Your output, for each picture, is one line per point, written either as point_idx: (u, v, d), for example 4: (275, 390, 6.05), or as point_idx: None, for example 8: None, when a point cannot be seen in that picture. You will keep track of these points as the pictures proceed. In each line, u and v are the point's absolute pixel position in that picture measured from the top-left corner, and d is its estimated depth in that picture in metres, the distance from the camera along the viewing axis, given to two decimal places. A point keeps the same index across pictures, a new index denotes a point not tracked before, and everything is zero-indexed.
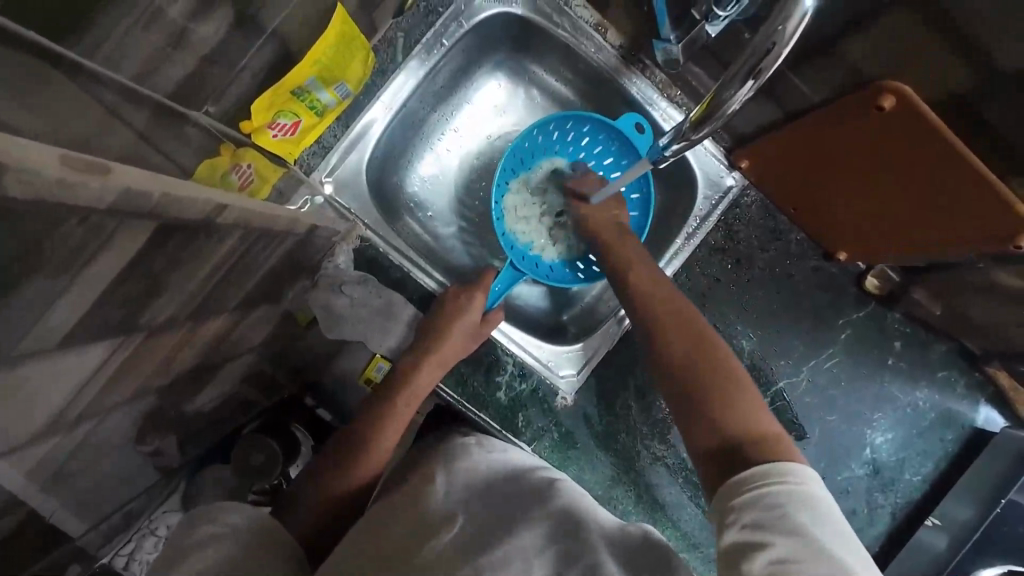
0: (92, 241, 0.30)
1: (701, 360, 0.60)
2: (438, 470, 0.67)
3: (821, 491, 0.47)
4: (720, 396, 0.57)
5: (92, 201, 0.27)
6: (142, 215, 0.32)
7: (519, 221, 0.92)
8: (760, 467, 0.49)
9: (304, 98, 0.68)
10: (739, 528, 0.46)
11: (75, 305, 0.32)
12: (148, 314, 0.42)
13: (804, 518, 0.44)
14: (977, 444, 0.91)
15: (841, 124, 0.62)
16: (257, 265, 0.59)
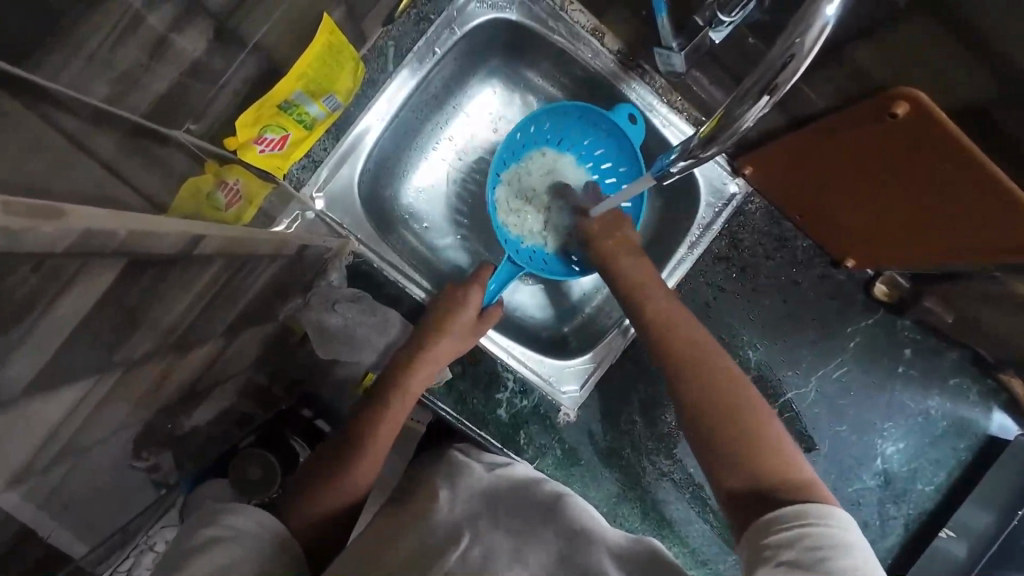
0: (48, 286, 0.27)
1: (724, 408, 0.62)
2: (439, 487, 0.65)
3: (853, 534, 0.49)
4: (749, 444, 0.59)
5: (42, 246, 0.25)
6: (105, 255, 0.30)
7: (512, 212, 0.89)
8: (794, 507, 0.52)
9: (291, 112, 0.66)
10: (774, 565, 0.48)
11: (36, 352, 0.30)
12: (124, 351, 0.40)
13: (841, 561, 0.46)
14: (990, 452, 0.89)
15: (844, 127, 0.60)
16: (245, 287, 0.56)
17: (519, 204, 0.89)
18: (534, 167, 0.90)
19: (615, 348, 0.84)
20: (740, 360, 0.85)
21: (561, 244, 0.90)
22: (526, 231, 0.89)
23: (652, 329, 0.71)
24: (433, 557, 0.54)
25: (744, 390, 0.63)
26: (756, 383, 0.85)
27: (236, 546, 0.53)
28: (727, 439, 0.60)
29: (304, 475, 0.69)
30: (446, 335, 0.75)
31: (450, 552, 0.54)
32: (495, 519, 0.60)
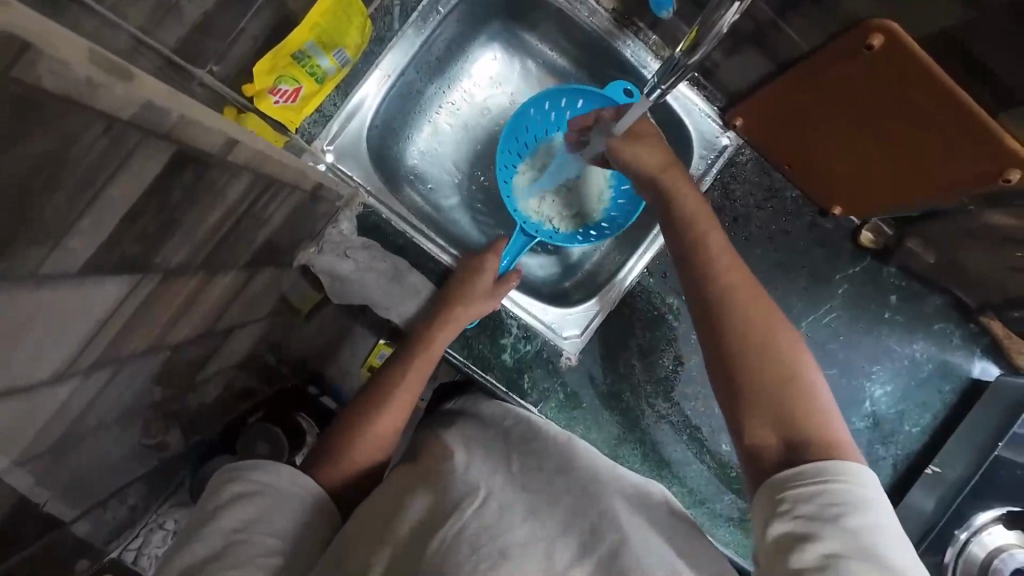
0: (114, 152, 0.30)
1: (763, 338, 0.57)
2: (456, 450, 0.65)
3: (872, 487, 0.48)
4: (777, 382, 0.55)
5: (114, 106, 0.28)
6: (161, 133, 0.33)
7: (528, 198, 0.93)
8: (814, 466, 0.50)
9: (303, 63, 0.69)
10: (787, 522, 0.48)
11: (93, 228, 0.33)
12: (162, 255, 0.43)
13: (858, 517, 0.46)
14: (974, 394, 0.93)
15: (832, 65, 0.64)
16: (264, 222, 0.59)
17: (536, 189, 0.94)
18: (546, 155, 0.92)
19: (612, 297, 0.88)
20: None
21: (576, 220, 0.95)
22: (544, 214, 0.94)
23: (691, 249, 0.65)
24: (449, 510, 0.56)
25: (777, 321, 0.58)
26: None
27: (260, 503, 0.58)
28: (770, 382, 0.55)
29: (329, 438, 0.72)
30: (467, 303, 0.80)
31: (466, 507, 0.56)
32: (510, 476, 0.61)
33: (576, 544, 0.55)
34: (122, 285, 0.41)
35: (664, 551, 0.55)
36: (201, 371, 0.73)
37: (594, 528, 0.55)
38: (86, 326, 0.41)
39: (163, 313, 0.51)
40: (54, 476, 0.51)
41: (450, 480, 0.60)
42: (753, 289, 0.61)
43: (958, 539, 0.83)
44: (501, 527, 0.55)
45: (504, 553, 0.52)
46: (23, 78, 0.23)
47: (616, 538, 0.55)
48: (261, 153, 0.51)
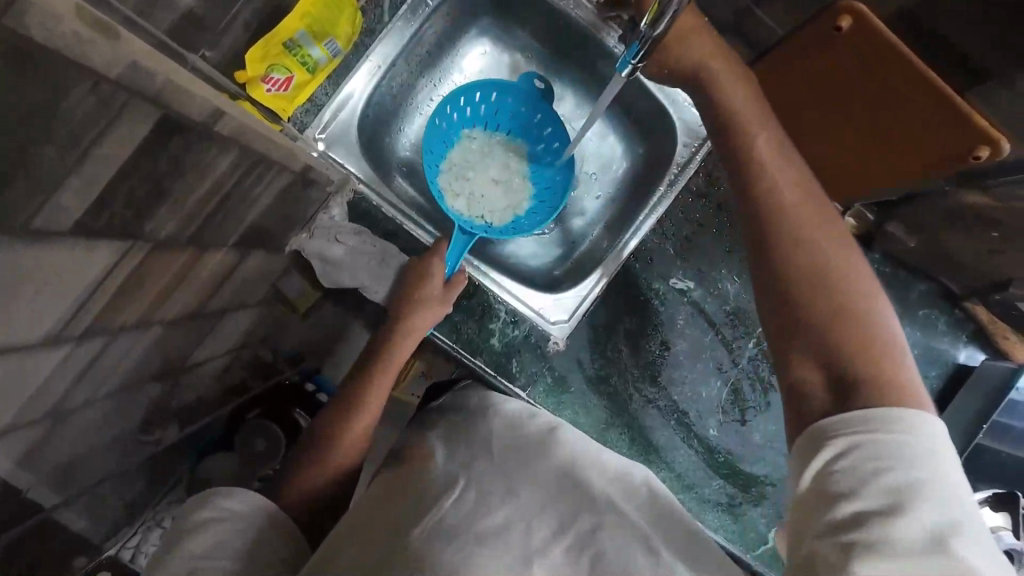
0: (103, 112, 0.32)
1: (825, 276, 0.49)
2: (437, 446, 0.66)
3: (929, 436, 0.42)
4: (838, 325, 0.47)
5: (102, 64, 0.30)
6: (149, 97, 0.35)
7: (458, 198, 0.92)
8: (865, 413, 0.44)
9: (295, 53, 0.73)
10: (830, 474, 0.44)
11: (84, 187, 0.35)
12: (153, 223, 0.45)
13: (912, 469, 0.42)
14: (960, 380, 0.93)
15: (798, 51, 0.66)
16: (254, 202, 0.61)
17: (465, 187, 0.92)
18: (466, 152, 0.93)
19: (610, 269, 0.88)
20: (720, 293, 0.91)
21: (508, 213, 0.94)
22: (477, 211, 0.92)
23: (738, 162, 0.55)
24: (429, 503, 0.56)
25: (842, 259, 0.50)
26: (733, 314, 0.91)
27: (223, 527, 0.57)
28: (829, 314, 0.48)
29: (319, 429, 0.74)
30: (423, 311, 0.80)
31: (444, 499, 0.57)
32: (490, 462, 0.62)
33: (553, 524, 0.56)
34: (114, 252, 0.43)
35: (632, 543, 0.56)
36: (193, 354, 0.74)
37: (572, 516, 0.57)
38: (79, 291, 0.42)
39: (153, 286, 0.52)
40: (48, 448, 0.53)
41: (428, 475, 0.61)
42: (811, 206, 0.53)
43: None
44: (478, 517, 0.55)
45: (482, 538, 0.53)
46: (15, 28, 0.25)
47: (591, 524, 0.56)
48: (251, 130, 0.53)
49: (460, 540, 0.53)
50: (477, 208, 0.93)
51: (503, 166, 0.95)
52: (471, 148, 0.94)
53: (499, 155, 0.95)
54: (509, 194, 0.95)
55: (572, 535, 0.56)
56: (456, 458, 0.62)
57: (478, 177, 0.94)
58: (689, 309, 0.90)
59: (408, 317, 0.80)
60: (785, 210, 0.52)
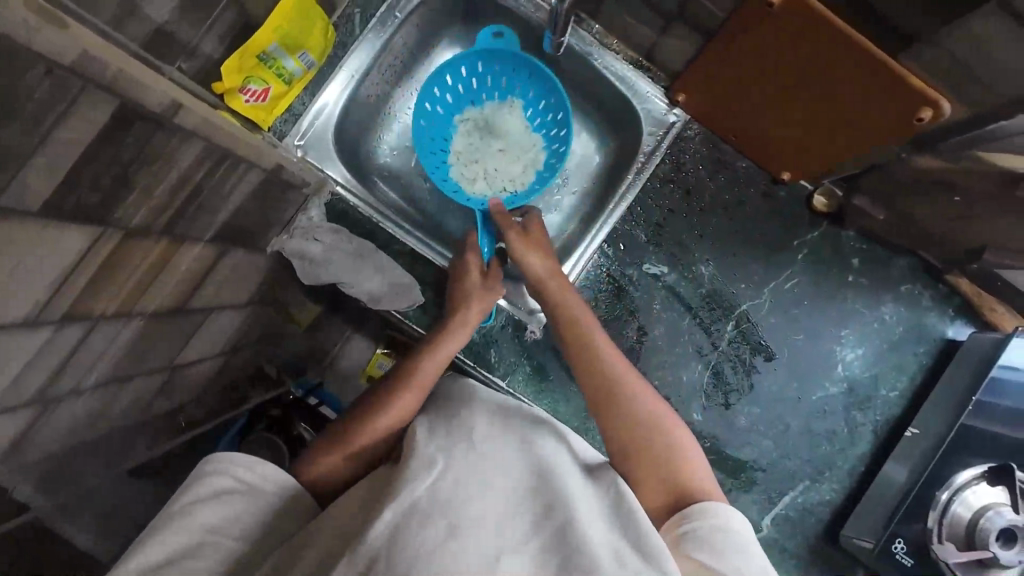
0: (59, 95, 0.37)
1: (652, 428, 0.65)
2: (420, 426, 0.63)
3: (742, 517, 0.57)
4: (660, 459, 0.62)
5: (50, 51, 0.36)
6: (103, 85, 0.40)
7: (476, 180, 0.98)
8: (696, 505, 0.57)
9: (270, 65, 0.78)
10: (688, 554, 0.53)
11: (47, 169, 0.39)
12: (121, 211, 0.49)
13: (744, 548, 0.54)
14: (948, 355, 0.92)
15: (759, 20, 0.65)
16: (228, 199, 0.65)
17: (478, 167, 0.98)
18: (462, 134, 0.98)
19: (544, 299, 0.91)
20: (694, 277, 0.92)
21: (528, 174, 0.98)
22: (499, 184, 0.98)
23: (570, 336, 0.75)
24: (403, 484, 0.55)
25: (653, 402, 0.68)
26: (709, 297, 0.91)
27: (240, 500, 0.59)
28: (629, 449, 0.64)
29: None
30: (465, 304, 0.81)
31: (418, 482, 0.55)
32: (472, 449, 0.59)
33: (530, 518, 0.55)
34: (85, 236, 0.47)
35: (610, 536, 0.54)
36: (181, 355, 0.76)
37: (549, 508, 0.55)
38: (54, 272, 0.46)
39: (131, 277, 0.56)
40: (34, 440, 0.54)
41: (407, 461, 0.58)
42: (619, 358, 0.72)
43: (939, 501, 0.80)
44: (451, 506, 0.53)
45: (456, 528, 0.51)
46: None
47: (567, 520, 0.54)
48: (211, 123, 0.58)
49: (433, 527, 0.51)
50: (498, 182, 0.98)
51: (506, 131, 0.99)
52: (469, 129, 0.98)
53: (495, 123, 0.98)
54: (521, 155, 0.98)
55: (546, 530, 0.54)
56: (435, 437, 0.60)
57: (487, 153, 0.99)
58: (665, 294, 0.91)
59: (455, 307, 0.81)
60: (614, 385, 0.69)
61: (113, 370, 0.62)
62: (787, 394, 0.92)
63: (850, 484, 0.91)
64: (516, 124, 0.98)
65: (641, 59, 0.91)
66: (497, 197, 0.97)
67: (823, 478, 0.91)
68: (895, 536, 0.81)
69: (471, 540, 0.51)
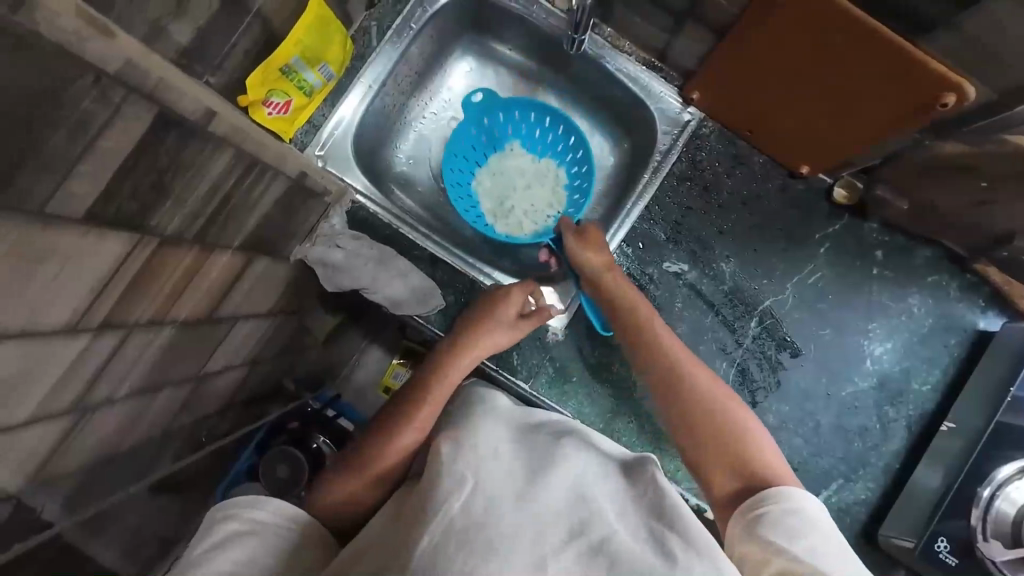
0: (103, 103, 0.39)
1: (720, 417, 0.67)
2: (445, 441, 0.62)
3: (816, 499, 0.59)
4: (732, 450, 0.64)
5: (97, 58, 0.37)
6: (142, 92, 0.42)
7: (522, 223, 1.02)
8: (769, 490, 0.59)
9: (291, 77, 0.80)
10: (764, 538, 0.55)
11: (91, 175, 0.41)
12: (157, 218, 0.50)
13: (820, 531, 0.55)
14: (980, 346, 0.90)
15: (773, 14, 0.66)
16: (254, 207, 0.67)
17: (516, 214, 1.02)
18: (488, 183, 1.03)
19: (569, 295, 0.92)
20: (715, 273, 0.91)
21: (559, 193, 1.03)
22: (541, 216, 1.02)
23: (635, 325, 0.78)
24: (435, 505, 0.54)
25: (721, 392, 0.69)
26: (731, 294, 0.91)
27: (254, 539, 0.58)
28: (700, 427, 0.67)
29: None
30: (491, 326, 0.81)
31: (452, 499, 0.54)
32: (500, 464, 0.59)
33: (566, 530, 0.54)
34: (124, 243, 0.48)
35: (648, 549, 0.53)
36: (208, 365, 0.76)
37: (584, 521, 0.55)
38: (94, 278, 0.46)
39: (164, 285, 0.56)
40: (67, 449, 0.54)
41: (436, 479, 0.57)
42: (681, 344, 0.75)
43: (981, 498, 0.77)
44: (487, 522, 0.52)
45: (493, 544, 0.50)
46: (25, 22, 0.32)
47: (605, 532, 0.54)
48: (243, 131, 0.60)
49: (472, 545, 0.50)
50: (538, 211, 1.02)
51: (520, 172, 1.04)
52: (490, 182, 1.03)
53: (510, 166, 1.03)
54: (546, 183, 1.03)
55: (585, 542, 0.53)
56: (458, 454, 0.60)
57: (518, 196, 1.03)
58: (687, 292, 0.91)
59: (476, 328, 0.80)
60: (680, 371, 0.71)
61: (145, 379, 0.62)
62: (816, 390, 0.90)
63: (885, 482, 0.89)
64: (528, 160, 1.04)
65: (653, 60, 0.92)
66: (546, 226, 1.02)
67: (857, 476, 0.89)
68: (936, 535, 0.78)
69: (513, 554, 0.50)
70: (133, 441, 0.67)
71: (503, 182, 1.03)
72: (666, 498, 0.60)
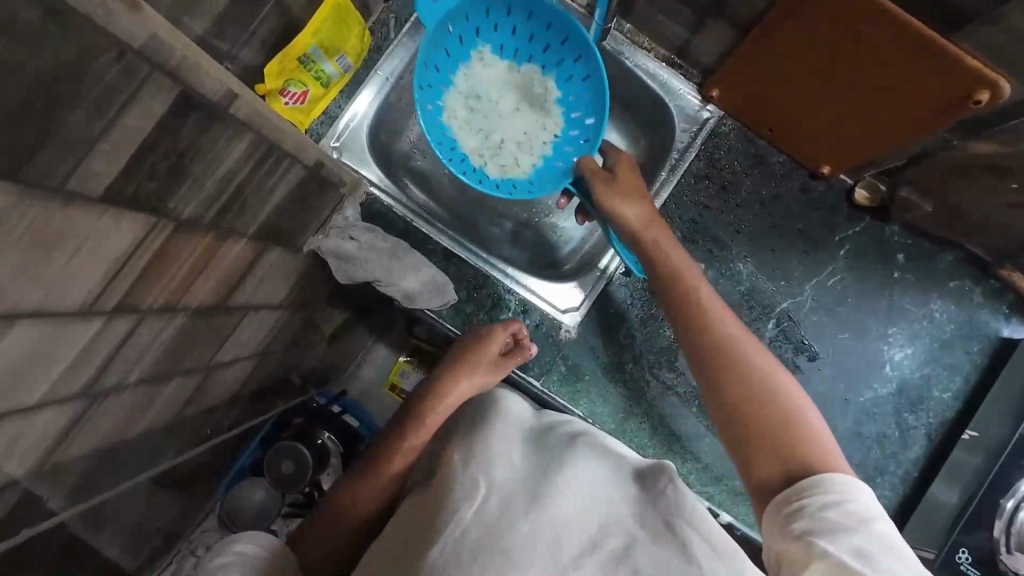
0: (127, 79, 0.39)
1: (766, 391, 0.63)
2: (456, 452, 0.61)
3: (861, 485, 0.55)
4: (777, 426, 0.61)
5: (125, 32, 0.37)
6: (167, 71, 0.41)
7: (518, 158, 0.93)
8: (813, 479, 0.56)
9: (309, 68, 0.79)
10: (801, 536, 0.52)
11: (112, 154, 0.40)
12: (175, 202, 0.50)
13: (867, 523, 0.52)
14: (1004, 354, 0.88)
15: (799, 9, 0.65)
16: (270, 195, 0.66)
17: (507, 147, 0.93)
18: (466, 121, 0.92)
19: (585, 290, 0.91)
20: (732, 274, 0.90)
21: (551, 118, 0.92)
22: (537, 140, 0.92)
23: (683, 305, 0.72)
24: (446, 515, 0.52)
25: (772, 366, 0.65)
26: (748, 295, 0.89)
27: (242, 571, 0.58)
28: (755, 415, 0.62)
29: None
30: (472, 369, 0.78)
31: (464, 508, 0.52)
32: (512, 470, 0.58)
33: (583, 539, 0.53)
34: (142, 225, 0.47)
35: (669, 556, 0.52)
36: (219, 355, 0.75)
37: (602, 531, 0.54)
38: (110, 260, 0.46)
39: (179, 270, 0.56)
40: (78, 433, 0.54)
41: (450, 485, 0.56)
42: (735, 327, 0.70)
43: (1005, 509, 0.76)
44: (501, 533, 0.51)
45: (510, 555, 0.49)
46: None
47: (623, 540, 0.53)
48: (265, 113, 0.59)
49: (488, 557, 0.49)
50: (535, 139, 0.93)
51: (501, 81, 0.93)
52: (467, 114, 0.92)
53: (489, 101, 0.93)
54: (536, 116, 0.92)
55: (604, 551, 0.52)
56: (471, 458, 0.59)
57: (505, 125, 0.94)
58: None
59: (456, 370, 0.78)
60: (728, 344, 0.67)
61: (157, 365, 0.62)
62: (833, 395, 0.88)
63: (904, 491, 0.86)
64: (511, 95, 0.93)
65: (673, 56, 0.91)
66: (545, 154, 0.92)
67: (874, 484, 0.87)
68: (957, 547, 0.77)
69: (531, 565, 0.49)
70: (142, 429, 0.66)
71: (484, 110, 0.92)
72: (685, 503, 0.58)
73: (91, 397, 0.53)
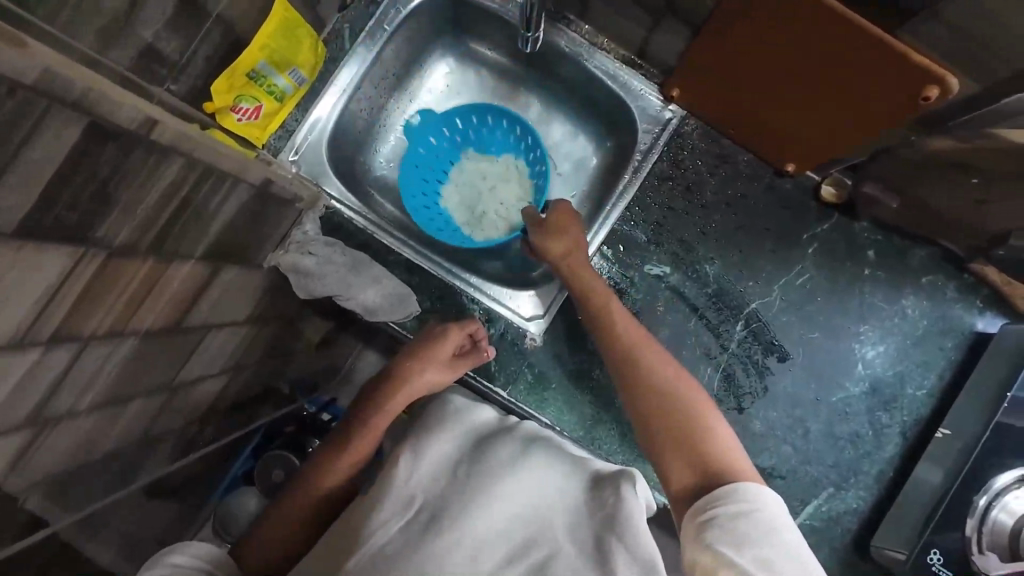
0: (25, 114, 0.38)
1: (668, 404, 0.65)
2: (403, 450, 0.61)
3: (771, 493, 0.55)
4: (677, 434, 0.62)
5: (14, 69, 0.36)
6: (68, 103, 0.41)
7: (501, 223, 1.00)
8: (727, 486, 0.55)
9: (260, 83, 0.79)
10: (712, 545, 0.52)
11: (18, 188, 0.39)
12: (103, 230, 0.49)
13: (770, 531, 0.52)
14: (979, 349, 0.86)
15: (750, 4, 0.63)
16: (213, 214, 0.65)
17: (490, 215, 1.00)
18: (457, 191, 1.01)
19: (552, 296, 0.90)
20: (698, 275, 0.88)
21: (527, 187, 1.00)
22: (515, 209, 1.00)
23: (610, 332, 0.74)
24: (373, 527, 0.53)
25: (674, 385, 0.67)
26: (716, 296, 0.88)
27: None
28: (675, 441, 0.62)
29: None
30: (425, 365, 0.78)
31: (393, 519, 0.54)
32: (449, 480, 0.58)
33: (503, 550, 0.52)
34: (67, 256, 0.46)
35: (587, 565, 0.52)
36: (183, 373, 0.75)
37: (528, 541, 0.53)
38: (38, 291, 0.45)
39: (121, 295, 0.55)
40: (33, 457, 0.53)
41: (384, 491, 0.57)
42: (653, 351, 0.72)
43: (977, 507, 0.74)
44: (423, 543, 0.51)
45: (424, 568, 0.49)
46: None
47: (546, 549, 0.53)
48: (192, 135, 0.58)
49: (402, 565, 0.49)
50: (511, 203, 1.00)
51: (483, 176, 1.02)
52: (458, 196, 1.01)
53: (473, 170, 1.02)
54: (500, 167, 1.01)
55: (523, 563, 0.52)
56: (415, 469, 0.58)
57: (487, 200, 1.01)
58: (669, 295, 0.88)
59: (410, 365, 0.78)
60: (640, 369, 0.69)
61: (110, 392, 0.61)
62: (805, 395, 0.87)
63: (879, 490, 0.85)
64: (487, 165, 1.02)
65: (633, 56, 0.90)
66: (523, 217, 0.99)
67: (849, 484, 0.86)
68: (929, 547, 0.75)
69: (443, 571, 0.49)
70: (104, 453, 0.65)
71: None
72: (622, 508, 0.56)
73: (36, 427, 0.52)
